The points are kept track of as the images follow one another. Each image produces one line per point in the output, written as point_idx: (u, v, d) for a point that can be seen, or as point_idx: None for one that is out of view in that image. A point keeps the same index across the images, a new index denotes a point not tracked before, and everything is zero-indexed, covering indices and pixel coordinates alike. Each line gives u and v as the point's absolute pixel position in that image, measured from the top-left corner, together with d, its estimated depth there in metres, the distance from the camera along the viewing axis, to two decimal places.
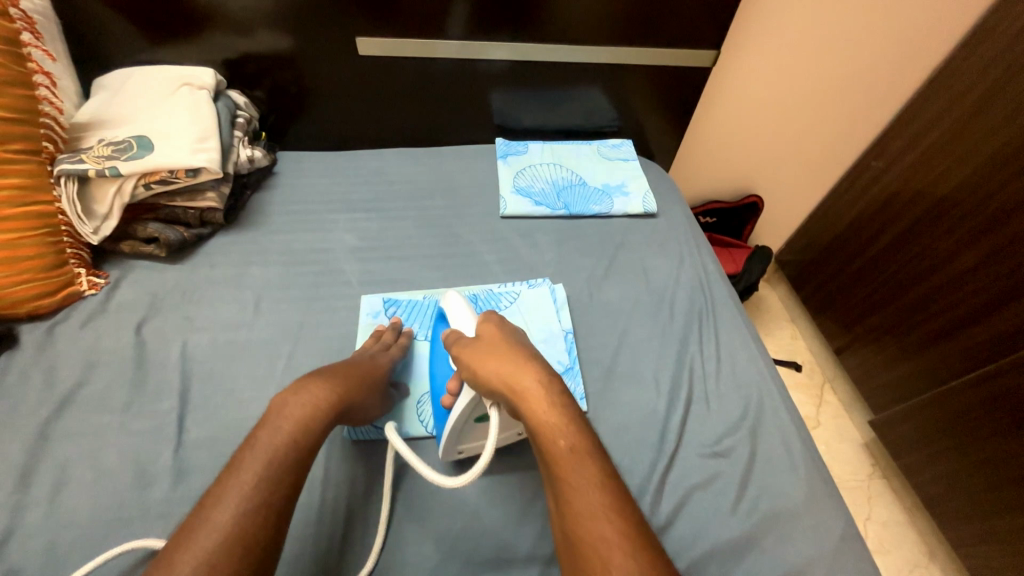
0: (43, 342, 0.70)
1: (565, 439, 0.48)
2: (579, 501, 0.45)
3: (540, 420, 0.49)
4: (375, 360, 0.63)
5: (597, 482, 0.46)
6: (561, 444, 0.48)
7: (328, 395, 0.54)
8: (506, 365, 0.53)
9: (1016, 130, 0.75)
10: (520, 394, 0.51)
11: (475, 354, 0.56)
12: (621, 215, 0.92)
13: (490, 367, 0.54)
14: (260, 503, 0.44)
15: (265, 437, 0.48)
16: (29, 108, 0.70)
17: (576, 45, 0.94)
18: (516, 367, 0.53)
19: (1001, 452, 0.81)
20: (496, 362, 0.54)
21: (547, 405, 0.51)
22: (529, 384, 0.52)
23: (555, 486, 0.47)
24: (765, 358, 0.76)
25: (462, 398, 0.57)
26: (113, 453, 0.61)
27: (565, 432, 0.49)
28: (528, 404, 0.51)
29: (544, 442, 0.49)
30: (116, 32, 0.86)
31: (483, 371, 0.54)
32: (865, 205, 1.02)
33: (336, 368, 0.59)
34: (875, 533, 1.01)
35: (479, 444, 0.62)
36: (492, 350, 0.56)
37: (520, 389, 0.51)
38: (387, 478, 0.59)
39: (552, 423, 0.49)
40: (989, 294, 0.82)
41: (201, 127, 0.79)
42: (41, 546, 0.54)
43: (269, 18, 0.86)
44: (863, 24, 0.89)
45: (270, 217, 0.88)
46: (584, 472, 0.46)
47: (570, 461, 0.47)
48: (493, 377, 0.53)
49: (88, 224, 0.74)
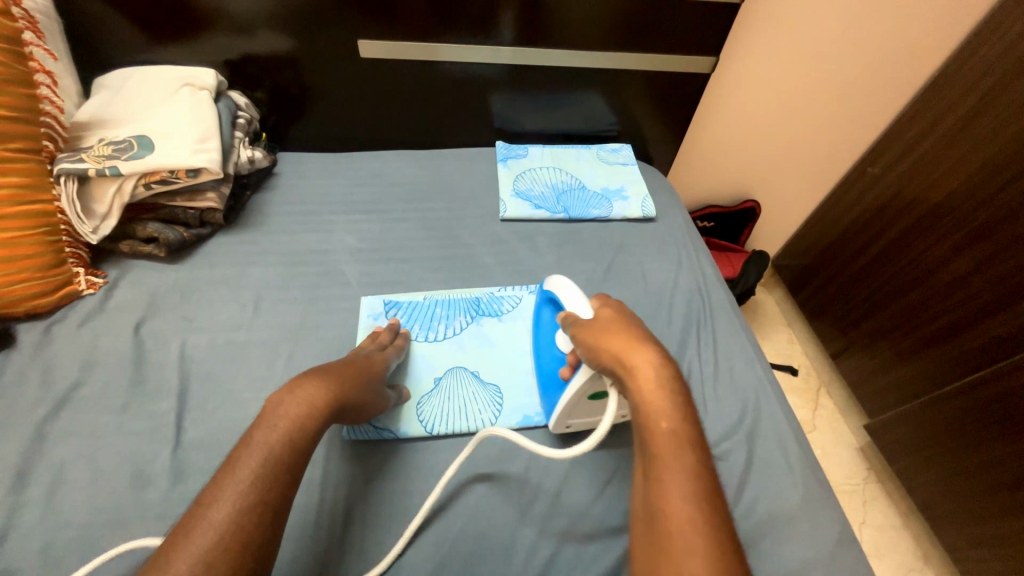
0: (40, 342, 0.69)
1: (668, 422, 0.46)
2: (658, 486, 0.43)
3: (644, 398, 0.48)
4: (370, 358, 0.63)
5: (690, 469, 0.43)
6: (663, 426, 0.46)
7: (324, 394, 0.54)
8: (621, 342, 0.52)
9: (1012, 136, 0.76)
10: (630, 369, 0.50)
11: (590, 332, 0.56)
12: (621, 218, 0.93)
13: (602, 343, 0.53)
14: (257, 502, 0.43)
15: (262, 436, 0.48)
16: (30, 107, 0.70)
17: (577, 49, 0.95)
18: (629, 344, 0.52)
19: (997, 457, 0.81)
20: (609, 338, 0.53)
21: (656, 386, 0.48)
22: (641, 362, 0.50)
23: (648, 468, 0.45)
24: (763, 361, 0.76)
25: (581, 375, 0.58)
26: (110, 453, 0.61)
27: (668, 415, 0.46)
28: (635, 381, 0.49)
29: (644, 420, 0.47)
30: (117, 32, 0.86)
31: (592, 346, 0.54)
32: (862, 210, 1.03)
33: (332, 367, 0.58)
34: (870, 537, 1.02)
35: (586, 420, 0.64)
36: (601, 327, 0.56)
37: (629, 366, 0.50)
38: (426, 507, 0.56)
39: (656, 404, 0.47)
40: (983, 300, 0.83)
41: (202, 128, 0.79)
42: (38, 546, 0.54)
43: (270, 19, 0.86)
44: (864, 29, 0.91)
45: (271, 218, 0.88)
46: (681, 457, 0.44)
47: (667, 444, 0.45)
48: (604, 351, 0.53)
49: (88, 223, 0.74)
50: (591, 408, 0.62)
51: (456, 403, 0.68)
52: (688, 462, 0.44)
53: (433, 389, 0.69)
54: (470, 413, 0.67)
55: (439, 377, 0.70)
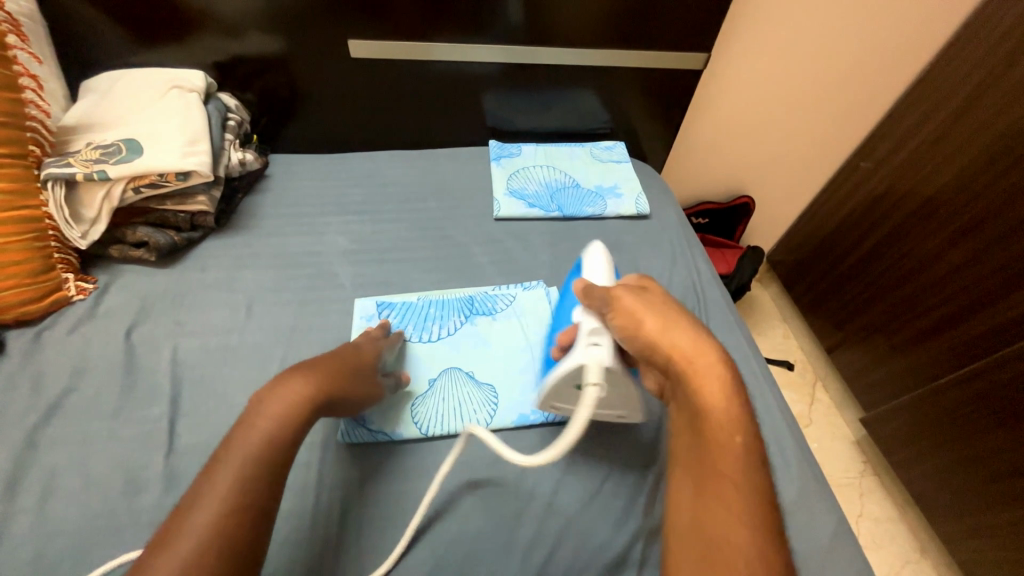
0: (29, 349, 0.69)
1: (741, 435, 0.46)
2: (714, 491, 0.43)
3: (719, 409, 0.47)
4: (358, 353, 0.62)
5: (756, 484, 0.43)
6: (737, 440, 0.45)
7: (313, 390, 0.53)
8: (689, 345, 0.50)
9: (1003, 128, 0.76)
10: (701, 378, 0.48)
11: (642, 322, 0.53)
12: (615, 216, 0.92)
13: (668, 345, 0.51)
14: (238, 507, 0.43)
15: (241, 437, 0.47)
16: (15, 111, 0.69)
17: (569, 47, 0.95)
18: (697, 349, 0.50)
19: (992, 448, 0.82)
20: (671, 337, 0.51)
21: (726, 396, 0.47)
22: (711, 369, 0.49)
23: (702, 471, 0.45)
24: (758, 356, 0.76)
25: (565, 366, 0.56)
26: (102, 460, 0.60)
27: (739, 428, 0.46)
28: (705, 389, 0.48)
29: (717, 432, 0.46)
30: (104, 34, 0.85)
31: (651, 343, 0.51)
32: (856, 204, 1.03)
33: (326, 363, 0.57)
34: (867, 530, 1.02)
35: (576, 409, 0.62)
36: (654, 323, 0.52)
37: (700, 374, 0.48)
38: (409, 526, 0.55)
39: (728, 416, 0.46)
40: (977, 292, 0.83)
41: (192, 131, 0.79)
42: (30, 554, 0.54)
43: (260, 20, 0.85)
44: (854, 25, 0.91)
45: (262, 220, 0.87)
46: (751, 472, 0.44)
47: (738, 459, 0.45)
48: (671, 353, 0.50)
49: (76, 228, 0.73)
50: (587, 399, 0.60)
51: (451, 404, 0.67)
52: (752, 476, 0.44)
53: (428, 390, 0.68)
54: (465, 412, 0.67)
55: (434, 378, 0.70)
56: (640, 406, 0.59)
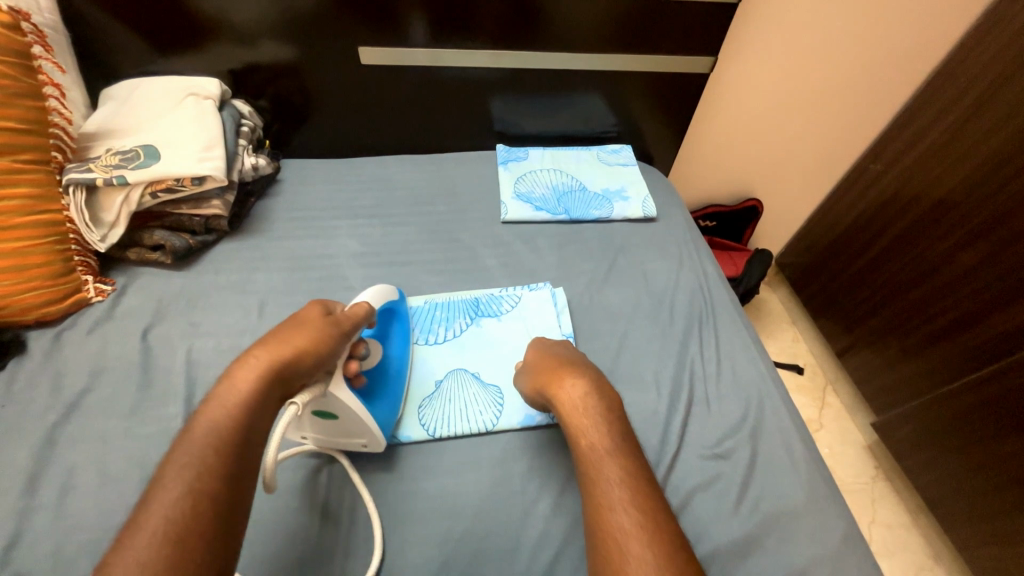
0: (49, 349, 0.70)
1: (587, 438, 0.54)
2: (593, 497, 0.49)
3: (571, 423, 0.56)
4: (308, 328, 0.56)
5: (615, 479, 0.50)
6: (583, 442, 0.54)
7: (265, 368, 0.50)
8: (548, 372, 0.61)
9: (1017, 128, 0.75)
10: (558, 400, 0.58)
11: (532, 366, 0.64)
12: (621, 219, 0.93)
13: (537, 377, 0.62)
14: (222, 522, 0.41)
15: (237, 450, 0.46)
16: (39, 119, 0.71)
17: (575, 51, 0.95)
18: (559, 372, 0.60)
19: (1006, 453, 0.81)
20: (538, 369, 0.63)
21: (576, 407, 0.57)
22: (565, 386, 0.58)
23: (587, 484, 0.51)
24: (766, 360, 0.76)
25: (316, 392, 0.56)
26: (118, 457, 0.62)
27: (587, 431, 0.54)
28: (560, 404, 0.58)
29: (572, 442, 0.55)
30: (124, 42, 0.88)
31: (525, 383, 0.64)
32: (866, 205, 1.02)
33: (280, 333, 0.54)
34: (880, 536, 1.01)
35: (326, 439, 0.60)
36: (537, 365, 0.64)
37: (557, 395, 0.58)
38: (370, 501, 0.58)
39: (578, 426, 0.55)
40: (990, 293, 0.82)
41: (207, 136, 0.81)
42: (50, 549, 0.55)
43: (272, 28, 0.87)
44: (862, 24, 0.91)
45: (274, 224, 0.89)
46: (603, 467, 0.51)
47: (590, 457, 0.52)
48: (536, 384, 0.62)
49: (96, 232, 0.76)
50: (325, 430, 0.59)
51: (456, 406, 0.67)
52: (615, 473, 0.50)
53: (433, 392, 0.69)
54: (471, 414, 0.67)
55: (440, 381, 0.70)
56: (379, 432, 0.60)
